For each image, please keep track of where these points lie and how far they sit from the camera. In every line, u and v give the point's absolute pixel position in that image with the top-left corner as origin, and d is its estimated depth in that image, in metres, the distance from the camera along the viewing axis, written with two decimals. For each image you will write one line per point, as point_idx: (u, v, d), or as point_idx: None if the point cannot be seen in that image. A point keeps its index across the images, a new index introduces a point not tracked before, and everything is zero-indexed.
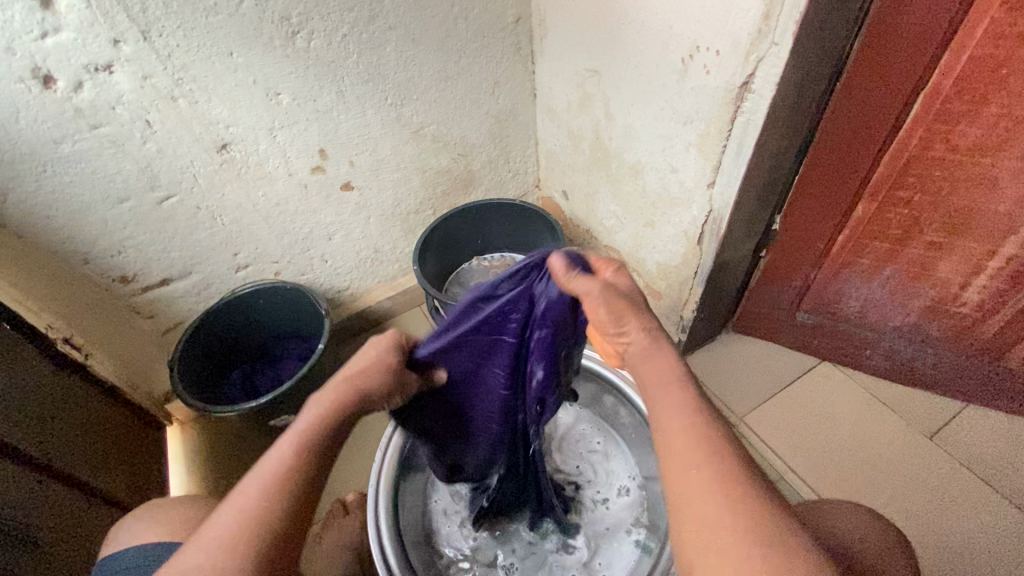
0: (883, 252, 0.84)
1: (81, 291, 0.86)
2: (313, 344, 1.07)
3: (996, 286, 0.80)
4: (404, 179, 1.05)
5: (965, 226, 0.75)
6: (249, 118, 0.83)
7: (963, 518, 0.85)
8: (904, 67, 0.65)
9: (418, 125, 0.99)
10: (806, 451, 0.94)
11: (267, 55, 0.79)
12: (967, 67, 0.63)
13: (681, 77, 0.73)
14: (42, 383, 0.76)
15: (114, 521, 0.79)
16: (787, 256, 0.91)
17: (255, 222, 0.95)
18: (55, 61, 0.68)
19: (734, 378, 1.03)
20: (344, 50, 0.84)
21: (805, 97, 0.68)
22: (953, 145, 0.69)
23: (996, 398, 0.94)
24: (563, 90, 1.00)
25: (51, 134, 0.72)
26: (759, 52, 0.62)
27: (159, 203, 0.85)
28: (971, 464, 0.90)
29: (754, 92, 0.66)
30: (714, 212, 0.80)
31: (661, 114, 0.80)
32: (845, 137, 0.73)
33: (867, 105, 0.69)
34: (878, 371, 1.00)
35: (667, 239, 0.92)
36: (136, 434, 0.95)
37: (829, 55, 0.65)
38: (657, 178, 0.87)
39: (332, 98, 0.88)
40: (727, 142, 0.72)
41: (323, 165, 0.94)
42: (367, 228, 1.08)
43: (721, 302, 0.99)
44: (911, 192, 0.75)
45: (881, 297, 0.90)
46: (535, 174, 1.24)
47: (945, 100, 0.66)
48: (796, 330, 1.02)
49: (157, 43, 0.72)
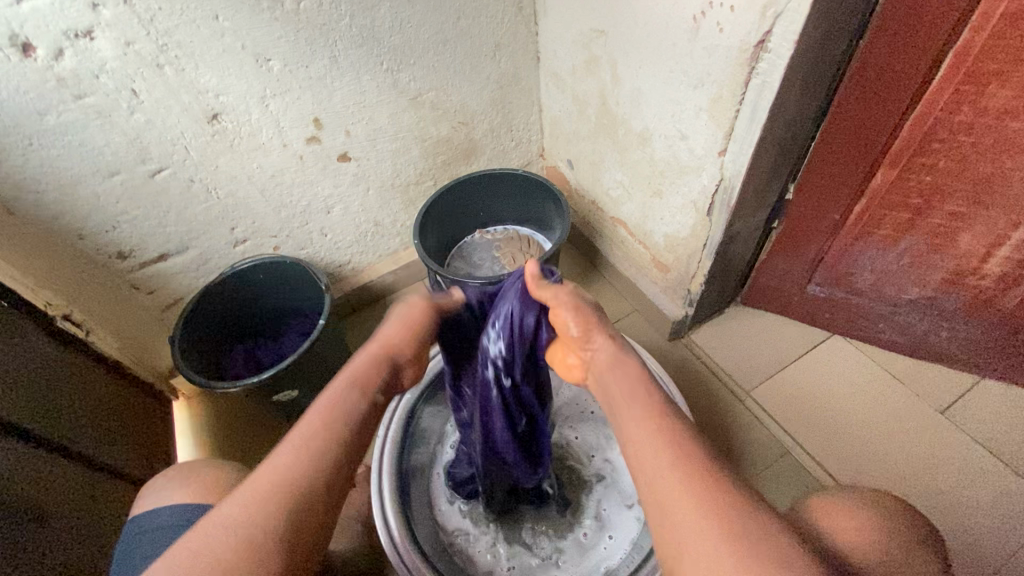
0: (901, 222, 0.80)
1: (78, 269, 0.85)
2: (316, 319, 1.06)
3: (1019, 258, 0.77)
4: (404, 149, 1.02)
5: (989, 194, 0.71)
6: (239, 86, 0.80)
7: (971, 492, 0.84)
8: (933, 23, 0.60)
9: (416, 92, 0.95)
10: (814, 426, 0.92)
11: (255, 18, 0.75)
12: (1002, 21, 0.58)
13: (693, 37, 0.69)
14: (45, 361, 0.76)
15: (127, 495, 0.81)
16: (800, 227, 0.87)
17: (251, 195, 0.93)
18: (33, 27, 0.64)
19: (741, 352, 1.01)
20: (336, 12, 0.79)
21: (825, 58, 0.64)
22: (982, 108, 0.65)
23: (1011, 373, 0.92)
24: (568, 53, 0.95)
25: (35, 106, 0.69)
26: (776, 7, 0.58)
27: (151, 176, 0.83)
28: (982, 438, 0.89)
29: (770, 52, 0.62)
30: (725, 180, 0.76)
31: (671, 77, 0.75)
32: (868, 98, 0.68)
33: (894, 64, 0.64)
34: (890, 345, 0.98)
35: (675, 210, 0.89)
36: (143, 408, 0.96)
37: (853, 10, 0.60)
38: (666, 145, 0.83)
39: (324, 63, 0.84)
40: (740, 106, 0.68)
41: (318, 136, 0.91)
42: (366, 201, 1.05)
43: (730, 274, 0.96)
44: (934, 159, 0.71)
45: (897, 269, 0.87)
46: (539, 142, 1.20)
47: (976, 59, 0.61)
48: (807, 302, 0.99)
49: (137, 6, 0.68)
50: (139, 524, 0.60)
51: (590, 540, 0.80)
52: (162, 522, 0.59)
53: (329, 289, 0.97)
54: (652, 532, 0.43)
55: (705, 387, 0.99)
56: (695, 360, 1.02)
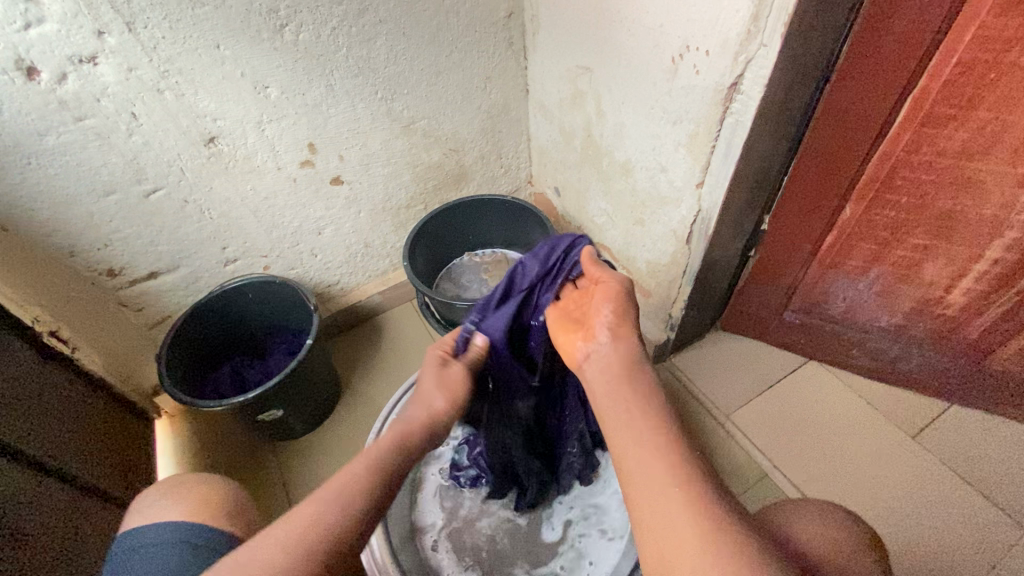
0: (869, 253, 0.84)
1: (67, 286, 0.85)
2: (305, 338, 1.08)
3: (980, 288, 0.81)
4: (395, 173, 1.05)
5: (950, 229, 0.76)
6: (237, 111, 0.82)
7: (944, 515, 0.87)
8: (892, 71, 0.65)
9: (409, 120, 0.99)
10: (792, 448, 0.95)
11: (255, 48, 0.78)
12: (953, 72, 0.63)
13: (671, 77, 0.73)
14: (30, 377, 0.76)
15: (107, 516, 0.80)
16: (776, 255, 0.91)
17: (244, 216, 0.95)
18: (38, 52, 0.66)
19: (720, 376, 1.04)
20: (333, 44, 0.83)
21: (794, 99, 0.68)
22: (941, 149, 0.69)
23: (978, 399, 0.95)
24: (555, 87, 0.99)
25: (35, 127, 0.71)
26: (748, 53, 0.62)
27: (146, 196, 0.84)
28: (952, 463, 0.91)
29: (743, 93, 0.66)
30: (703, 211, 0.80)
31: (652, 114, 0.79)
32: (834, 138, 0.73)
33: (857, 107, 0.69)
34: (864, 371, 1.01)
35: (656, 237, 0.92)
36: (126, 427, 0.96)
37: (818, 59, 0.65)
38: (647, 176, 0.87)
39: (321, 92, 0.87)
40: (716, 143, 0.72)
41: (312, 160, 0.94)
42: (357, 223, 1.08)
43: (710, 300, 0.99)
44: (898, 195, 0.76)
45: (868, 297, 0.91)
46: (527, 170, 1.24)
47: (933, 105, 0.66)
48: (784, 329, 1.02)
49: (142, 35, 0.71)
50: (144, 536, 0.58)
51: (569, 569, 0.80)
52: (168, 538, 0.57)
53: (318, 309, 0.98)
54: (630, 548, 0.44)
55: (686, 410, 1.01)
56: (677, 383, 1.05)
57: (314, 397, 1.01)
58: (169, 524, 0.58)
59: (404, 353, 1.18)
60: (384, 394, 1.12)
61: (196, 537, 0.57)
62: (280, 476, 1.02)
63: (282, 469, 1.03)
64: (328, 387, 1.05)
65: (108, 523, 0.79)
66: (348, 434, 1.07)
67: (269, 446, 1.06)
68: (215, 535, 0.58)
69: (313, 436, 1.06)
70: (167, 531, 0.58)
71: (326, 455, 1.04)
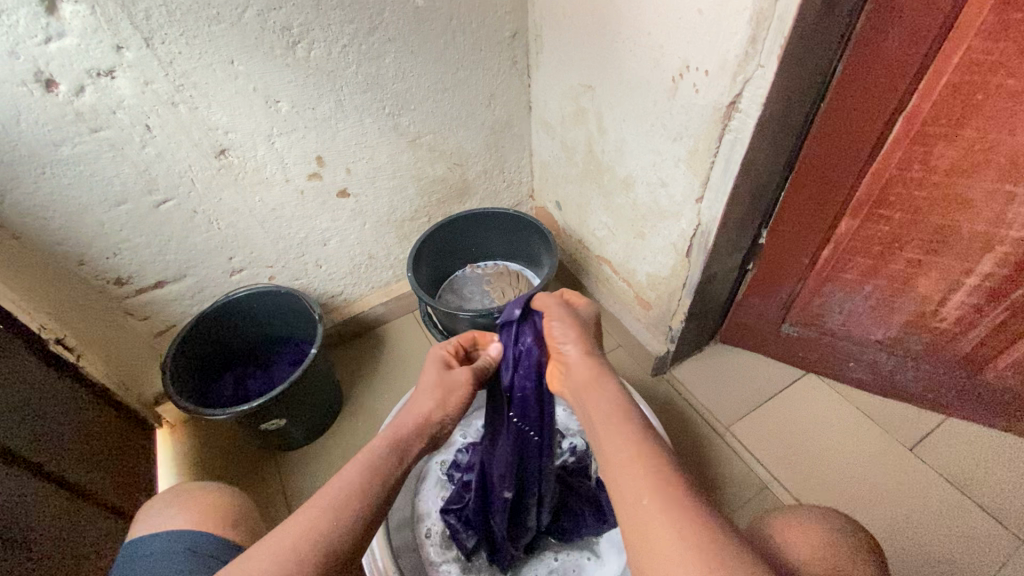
0: (864, 267, 0.86)
1: (74, 295, 0.86)
2: (308, 348, 1.08)
3: (973, 302, 0.83)
4: (400, 186, 1.07)
5: (942, 244, 0.78)
6: (248, 124, 0.84)
7: (943, 527, 0.87)
8: (884, 92, 0.67)
9: (415, 135, 1.01)
10: (792, 461, 0.95)
11: (268, 64, 0.80)
12: (942, 92, 0.65)
13: (672, 95, 0.75)
14: (34, 384, 0.76)
15: (107, 524, 0.80)
16: (774, 269, 0.93)
17: (251, 226, 0.96)
18: (58, 65, 0.68)
19: (719, 388, 1.05)
20: (344, 60, 0.85)
21: (789, 118, 0.71)
22: (931, 167, 0.71)
23: (974, 412, 0.97)
24: (557, 104, 1.02)
25: (51, 137, 0.73)
26: (745, 74, 0.65)
27: (156, 206, 0.86)
28: (949, 475, 0.92)
29: (741, 112, 0.68)
30: (702, 225, 0.82)
31: (652, 130, 0.82)
32: (829, 155, 0.75)
33: (851, 124, 0.71)
34: (861, 383, 1.03)
35: (656, 251, 0.94)
36: (127, 436, 0.96)
37: (813, 79, 0.67)
38: (647, 191, 0.89)
39: (330, 106, 0.89)
40: (715, 158, 0.74)
41: (320, 173, 0.96)
42: (362, 235, 1.09)
43: (709, 313, 1.01)
44: (892, 211, 0.78)
45: (863, 311, 0.92)
46: (529, 184, 1.26)
47: (923, 124, 0.68)
48: (782, 341, 1.04)
49: (159, 50, 0.73)
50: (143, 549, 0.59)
51: None
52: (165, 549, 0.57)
53: (322, 318, 0.99)
54: (636, 552, 0.45)
55: (686, 421, 1.02)
56: (677, 396, 1.06)
57: (316, 407, 1.02)
58: (175, 532, 0.59)
59: (406, 364, 1.18)
60: (386, 405, 1.12)
61: (202, 545, 0.58)
62: (280, 487, 1.02)
63: (283, 479, 1.03)
64: (330, 397, 1.05)
65: (108, 531, 0.79)
66: (349, 444, 1.07)
67: (270, 456, 1.05)
68: (221, 543, 0.59)
69: (314, 447, 1.06)
70: (177, 539, 0.58)
71: (327, 464, 1.04)
